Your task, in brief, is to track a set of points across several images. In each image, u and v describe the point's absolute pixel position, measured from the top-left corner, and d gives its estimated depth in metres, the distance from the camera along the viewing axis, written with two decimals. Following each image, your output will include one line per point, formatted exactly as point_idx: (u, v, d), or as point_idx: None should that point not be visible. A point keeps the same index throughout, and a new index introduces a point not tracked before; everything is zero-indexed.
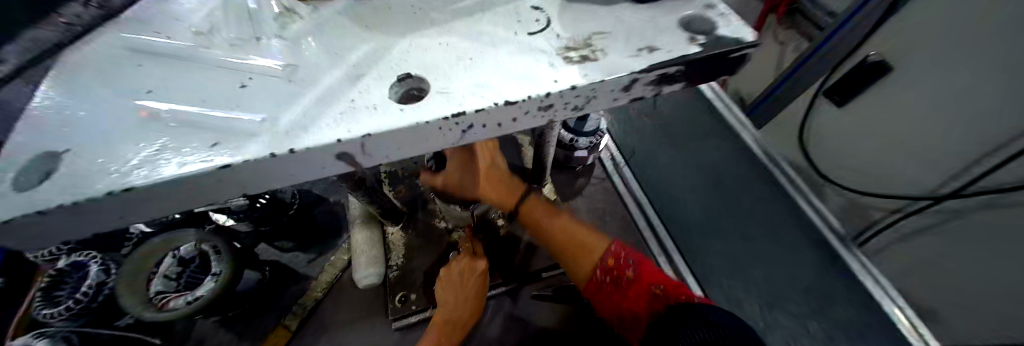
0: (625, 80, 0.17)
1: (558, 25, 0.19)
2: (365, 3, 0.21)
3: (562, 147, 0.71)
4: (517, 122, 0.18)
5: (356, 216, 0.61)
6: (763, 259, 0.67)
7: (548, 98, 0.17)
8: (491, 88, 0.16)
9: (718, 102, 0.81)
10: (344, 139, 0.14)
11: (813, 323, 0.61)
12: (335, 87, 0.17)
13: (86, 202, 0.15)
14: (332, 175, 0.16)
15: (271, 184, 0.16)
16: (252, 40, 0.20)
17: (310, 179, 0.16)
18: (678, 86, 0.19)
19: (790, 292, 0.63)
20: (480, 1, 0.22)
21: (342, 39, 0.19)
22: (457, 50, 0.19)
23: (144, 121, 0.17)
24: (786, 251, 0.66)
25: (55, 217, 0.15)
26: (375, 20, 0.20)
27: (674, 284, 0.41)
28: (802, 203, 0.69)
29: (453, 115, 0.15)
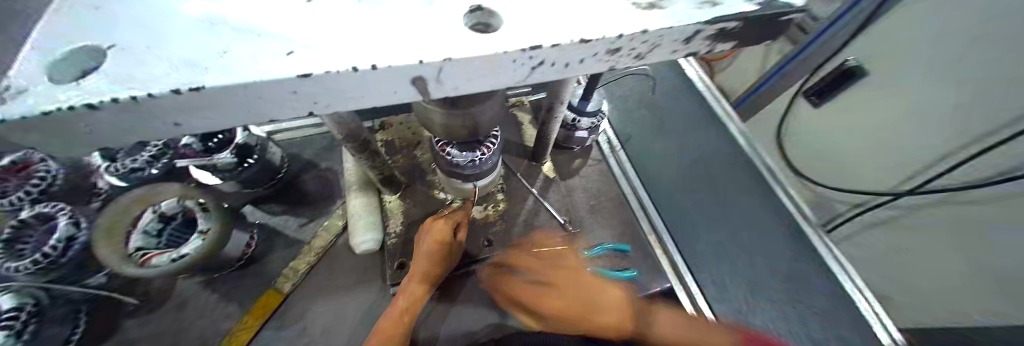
0: (689, 31, 0.18)
1: None
2: None
3: (563, 126, 0.73)
4: (582, 65, 0.18)
5: (352, 182, 0.65)
6: (747, 248, 0.71)
7: (620, 40, 0.17)
8: (564, 28, 0.17)
9: (709, 95, 0.88)
10: (426, 61, 0.15)
11: (788, 307, 0.66)
12: (405, 12, 0.17)
13: (148, 100, 0.14)
14: (398, 102, 0.17)
15: (337, 105, 0.16)
16: None
17: (377, 103, 0.17)
18: (729, 44, 0.20)
19: (770, 280, 0.68)
20: None
21: None
22: None
23: (200, 26, 0.16)
24: (767, 242, 0.71)
25: (106, 118, 0.14)
26: None
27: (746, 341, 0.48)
28: (777, 190, 0.76)
29: (530, 48, 0.16)
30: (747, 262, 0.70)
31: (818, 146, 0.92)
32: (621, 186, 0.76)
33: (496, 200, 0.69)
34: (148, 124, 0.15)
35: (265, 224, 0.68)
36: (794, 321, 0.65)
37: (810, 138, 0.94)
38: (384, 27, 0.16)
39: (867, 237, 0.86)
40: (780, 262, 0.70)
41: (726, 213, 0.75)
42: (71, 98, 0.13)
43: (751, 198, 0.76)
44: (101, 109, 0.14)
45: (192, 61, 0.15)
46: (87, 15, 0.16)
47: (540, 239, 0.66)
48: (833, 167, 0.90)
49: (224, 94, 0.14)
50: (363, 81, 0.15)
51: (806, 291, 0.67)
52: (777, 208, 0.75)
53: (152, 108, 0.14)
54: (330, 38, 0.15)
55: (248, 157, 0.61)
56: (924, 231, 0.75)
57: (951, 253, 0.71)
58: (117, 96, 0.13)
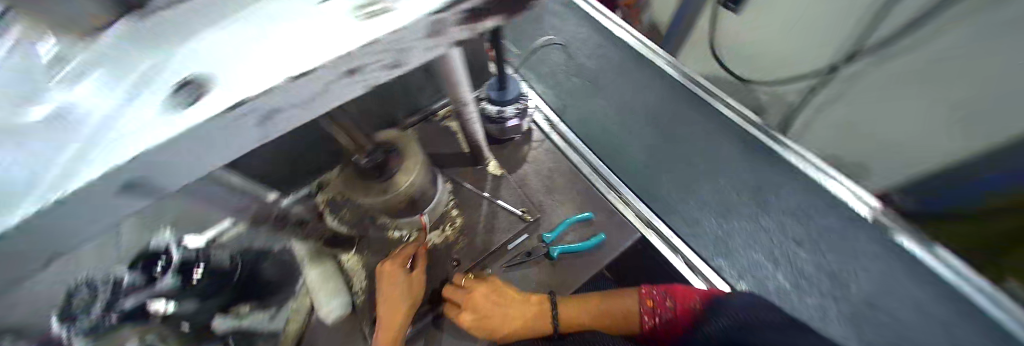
0: (426, 24, 0.16)
1: None
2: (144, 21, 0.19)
3: (492, 121, 0.71)
4: (328, 95, 0.17)
5: (303, 254, 0.62)
6: (708, 175, 0.71)
7: (352, 60, 0.16)
8: (279, 69, 0.15)
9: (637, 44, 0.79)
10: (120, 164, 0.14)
11: (764, 216, 0.66)
12: (114, 116, 0.16)
13: None
14: (156, 199, 0.17)
15: (86, 227, 0.16)
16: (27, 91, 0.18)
17: (125, 213, 0.16)
18: (496, 18, 0.19)
19: (740, 197, 0.68)
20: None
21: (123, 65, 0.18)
22: (239, 39, 0.17)
23: None
24: (726, 161, 0.71)
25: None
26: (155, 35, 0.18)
27: (677, 292, 0.51)
28: (720, 108, 0.72)
29: (237, 105, 0.15)
30: (712, 188, 0.70)
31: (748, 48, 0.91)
32: (570, 157, 0.76)
33: (451, 217, 0.68)
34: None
35: (241, 329, 0.61)
36: (771, 227, 0.65)
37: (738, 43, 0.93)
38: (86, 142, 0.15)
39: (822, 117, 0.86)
40: (744, 174, 0.69)
41: (678, 148, 0.75)
42: None
43: (699, 125, 0.76)
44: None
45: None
46: None
47: (505, 239, 0.65)
48: (766, 64, 0.90)
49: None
50: (76, 207, 0.14)
51: (777, 194, 0.67)
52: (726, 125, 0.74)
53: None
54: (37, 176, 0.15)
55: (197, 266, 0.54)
56: (869, 95, 0.76)
57: (906, 104, 0.72)
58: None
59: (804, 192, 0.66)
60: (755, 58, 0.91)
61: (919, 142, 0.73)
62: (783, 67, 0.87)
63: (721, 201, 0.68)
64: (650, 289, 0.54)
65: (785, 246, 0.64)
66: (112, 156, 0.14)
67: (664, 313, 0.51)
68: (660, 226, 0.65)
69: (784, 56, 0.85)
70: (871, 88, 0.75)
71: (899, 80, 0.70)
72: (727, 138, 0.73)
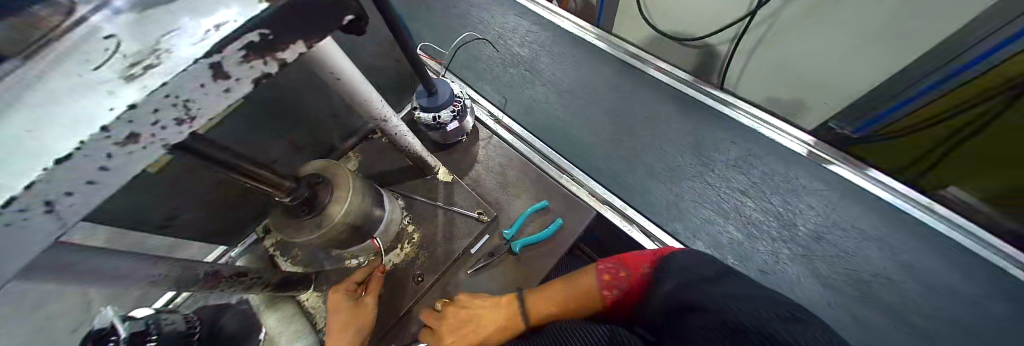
0: (202, 70, 0.15)
1: (127, 46, 0.17)
2: None
3: (430, 128, 0.69)
4: (119, 168, 0.16)
5: (257, 302, 0.61)
6: (654, 142, 0.72)
7: (117, 132, 0.14)
8: (39, 158, 0.14)
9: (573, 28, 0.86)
10: None
11: (710, 174, 0.67)
12: None
13: None
14: None
15: None
16: None
17: None
18: (303, 47, 0.18)
19: (686, 159, 0.69)
20: (33, 56, 0.17)
21: None
22: (3, 130, 0.15)
23: None
24: (666, 126, 0.73)
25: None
26: None
27: (631, 262, 0.52)
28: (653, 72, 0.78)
29: (5, 206, 0.13)
30: (658, 155, 0.71)
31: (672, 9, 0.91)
32: (519, 148, 0.75)
33: (408, 234, 0.66)
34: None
35: None
36: (720, 183, 0.66)
37: (661, 4, 0.92)
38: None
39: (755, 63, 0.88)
40: (685, 135, 0.71)
41: (623, 122, 0.75)
42: None
43: (637, 96, 0.77)
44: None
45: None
46: None
47: (466, 245, 0.64)
48: (693, 21, 0.90)
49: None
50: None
51: (718, 150, 0.69)
52: (662, 90, 0.76)
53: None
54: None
55: (149, 339, 0.47)
56: (790, 34, 0.77)
57: (820, 40, 0.73)
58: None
59: (744, 143, 0.68)
60: (682, 18, 0.91)
61: (839, 73, 0.76)
62: (709, 21, 0.87)
63: (669, 166, 0.70)
64: (604, 263, 0.54)
65: (734, 199, 0.65)
66: None
67: (622, 283, 0.51)
68: (612, 199, 0.66)
69: (705, 10, 0.85)
70: (792, 25, 0.75)
71: (813, 16, 0.71)
72: (666, 104, 0.74)
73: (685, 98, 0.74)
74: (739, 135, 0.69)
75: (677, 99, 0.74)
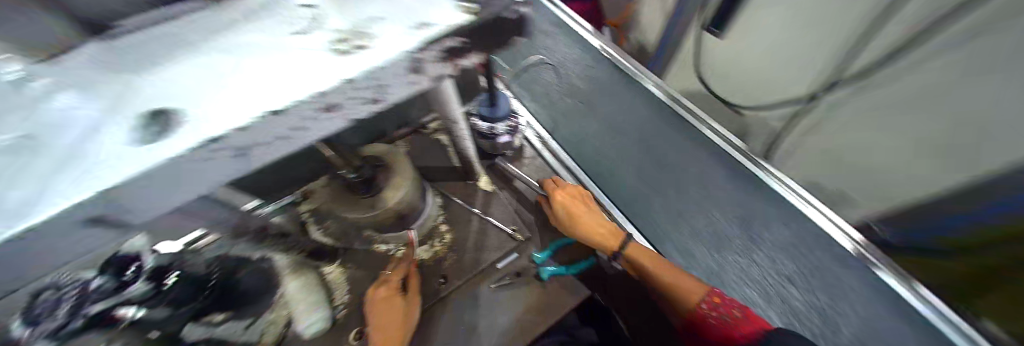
0: (404, 62, 0.16)
1: (327, 17, 0.18)
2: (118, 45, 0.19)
3: (483, 137, 0.71)
4: (305, 129, 0.16)
5: (283, 267, 0.61)
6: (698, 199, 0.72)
7: (325, 97, 0.15)
8: (246, 106, 0.15)
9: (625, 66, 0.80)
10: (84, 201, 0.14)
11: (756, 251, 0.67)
12: (82, 152, 0.16)
13: None
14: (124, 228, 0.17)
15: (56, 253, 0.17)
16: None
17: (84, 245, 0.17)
18: (474, 55, 0.19)
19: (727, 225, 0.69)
20: (243, 11, 0.19)
21: (90, 92, 0.18)
22: (203, 68, 0.17)
23: None
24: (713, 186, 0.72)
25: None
26: (127, 63, 0.18)
27: None
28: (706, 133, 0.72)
29: (206, 141, 0.14)
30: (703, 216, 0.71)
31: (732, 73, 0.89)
32: (560, 174, 0.78)
33: (440, 232, 0.68)
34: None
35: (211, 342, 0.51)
36: (764, 262, 0.67)
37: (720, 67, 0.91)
38: (50, 175, 0.15)
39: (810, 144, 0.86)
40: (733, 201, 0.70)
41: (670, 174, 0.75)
42: None
43: None
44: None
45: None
46: None
47: (495, 257, 0.65)
48: (748, 91, 0.89)
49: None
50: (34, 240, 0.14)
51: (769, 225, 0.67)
52: None
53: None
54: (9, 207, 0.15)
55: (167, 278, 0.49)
56: (849, 123, 0.76)
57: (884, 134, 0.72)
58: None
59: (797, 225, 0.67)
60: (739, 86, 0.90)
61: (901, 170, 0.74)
62: (767, 94, 0.86)
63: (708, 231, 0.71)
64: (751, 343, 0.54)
65: (776, 283, 0.66)
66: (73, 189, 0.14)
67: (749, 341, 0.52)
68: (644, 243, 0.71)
69: (764, 82, 0.85)
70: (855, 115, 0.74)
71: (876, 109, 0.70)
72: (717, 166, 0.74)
73: None
74: None
75: None
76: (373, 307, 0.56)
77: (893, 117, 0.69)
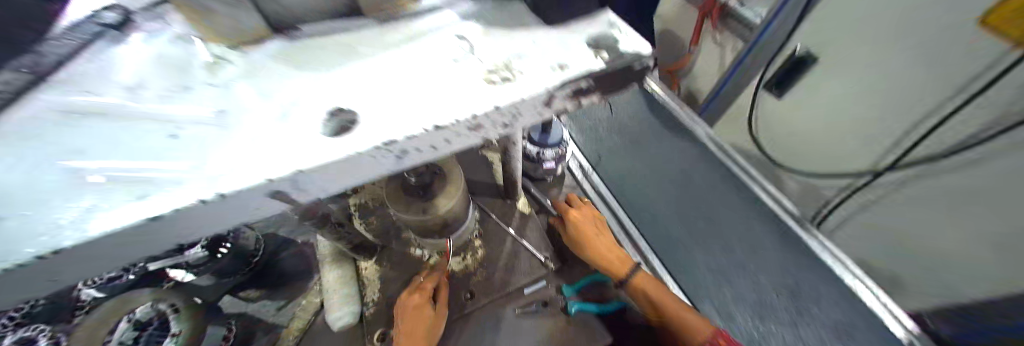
0: (543, 96, 0.19)
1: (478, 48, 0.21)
2: (296, 43, 0.22)
3: (530, 160, 0.73)
4: (451, 143, 0.19)
5: (325, 254, 0.65)
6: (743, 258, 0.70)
7: (476, 119, 0.18)
8: (417, 117, 0.18)
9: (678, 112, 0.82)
10: (275, 179, 0.16)
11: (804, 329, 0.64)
12: (264, 132, 0.18)
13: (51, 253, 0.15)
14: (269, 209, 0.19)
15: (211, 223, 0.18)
16: (182, 89, 0.20)
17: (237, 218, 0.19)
18: (594, 97, 0.21)
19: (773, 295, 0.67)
20: (407, 33, 0.22)
21: (270, 79, 0.20)
22: (375, 79, 0.20)
23: (72, 179, 0.17)
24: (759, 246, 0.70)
25: (19, 274, 0.15)
26: (306, 61, 0.21)
27: None
28: (756, 190, 0.73)
29: (385, 144, 0.17)
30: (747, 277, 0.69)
31: (787, 134, 0.89)
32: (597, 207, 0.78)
33: (474, 247, 0.69)
34: (78, 265, 0.17)
35: (243, 313, 0.66)
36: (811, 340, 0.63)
37: (776, 126, 0.90)
38: (242, 149, 0.17)
39: (863, 218, 0.83)
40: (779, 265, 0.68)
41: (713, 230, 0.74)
42: None
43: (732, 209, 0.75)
44: (12, 270, 0.15)
45: (102, 204, 0.16)
46: None
47: (526, 281, 0.65)
48: (804, 154, 0.88)
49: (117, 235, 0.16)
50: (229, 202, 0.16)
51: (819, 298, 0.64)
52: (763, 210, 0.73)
53: (74, 255, 0.16)
54: (213, 169, 0.17)
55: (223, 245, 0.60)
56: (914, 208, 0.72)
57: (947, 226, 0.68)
58: (9, 263, 0.15)
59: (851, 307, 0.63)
60: (795, 147, 0.89)
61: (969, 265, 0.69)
62: (825, 162, 0.84)
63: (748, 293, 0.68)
64: None
65: None
66: (261, 166, 0.16)
67: None
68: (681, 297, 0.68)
69: (821, 148, 0.83)
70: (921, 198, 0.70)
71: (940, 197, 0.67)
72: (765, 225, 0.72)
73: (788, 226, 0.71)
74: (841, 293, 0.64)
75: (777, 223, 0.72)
76: (404, 313, 0.56)
77: (962, 211, 0.65)
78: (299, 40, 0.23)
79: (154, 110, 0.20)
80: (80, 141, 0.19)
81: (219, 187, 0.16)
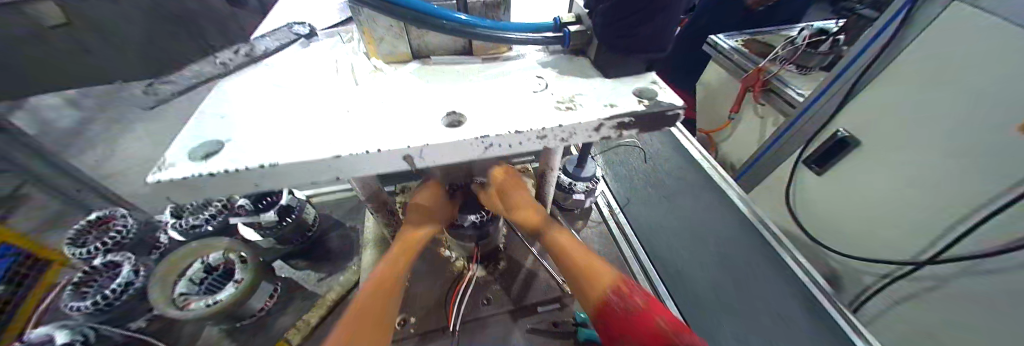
0: (557, 133, 0.26)
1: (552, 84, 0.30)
2: (427, 67, 0.32)
3: (562, 189, 0.78)
4: (566, 138, 0.27)
5: (370, 238, 0.72)
6: (746, 291, 0.74)
7: (566, 125, 0.26)
8: (508, 124, 0.25)
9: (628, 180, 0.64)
10: (472, 156, 0.26)
11: None
12: (393, 100, 0.27)
13: (269, 166, 0.23)
14: (395, 170, 0.25)
15: (344, 173, 0.24)
16: (316, 79, 0.30)
17: (385, 168, 0.25)
18: (634, 131, 0.28)
19: (773, 332, 0.68)
20: (608, 84, 0.30)
21: (414, 75, 0.31)
22: (450, 77, 0.31)
23: (267, 128, 0.26)
24: (759, 281, 0.75)
25: (249, 174, 0.23)
26: (427, 69, 0.32)
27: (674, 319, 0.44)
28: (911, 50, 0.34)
29: (517, 130, 0.25)
30: (750, 314, 0.70)
31: None
32: (619, 246, 0.79)
33: (498, 258, 0.74)
34: (272, 178, 0.24)
35: (291, 278, 0.75)
36: None
37: None
38: (364, 111, 0.26)
39: (890, 320, 0.81)
40: (781, 292, 0.73)
41: (704, 262, 0.79)
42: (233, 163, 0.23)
43: (684, 242, 0.83)
44: (265, 169, 0.23)
45: (277, 142, 0.24)
46: (217, 121, 0.27)
47: (543, 298, 0.68)
48: None
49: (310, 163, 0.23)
50: (366, 158, 0.23)
51: (820, 341, 0.67)
52: (717, 245, 0.81)
53: (274, 170, 0.23)
54: (325, 135, 0.24)
55: (286, 216, 0.70)
56: None
57: (793, 283, 0.74)
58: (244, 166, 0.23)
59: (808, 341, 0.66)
60: None
61: (974, 283, 0.65)
62: None
63: None
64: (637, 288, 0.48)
65: None
66: (391, 118, 0.26)
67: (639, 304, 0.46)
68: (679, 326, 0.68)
69: None
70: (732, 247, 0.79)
71: None
72: (757, 276, 0.75)
73: (791, 275, 0.75)
74: (808, 334, 0.67)
75: (786, 275, 0.75)
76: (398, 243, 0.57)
77: None
78: (431, 66, 0.32)
79: (321, 93, 0.28)
80: (277, 106, 0.28)
81: (333, 151, 0.23)
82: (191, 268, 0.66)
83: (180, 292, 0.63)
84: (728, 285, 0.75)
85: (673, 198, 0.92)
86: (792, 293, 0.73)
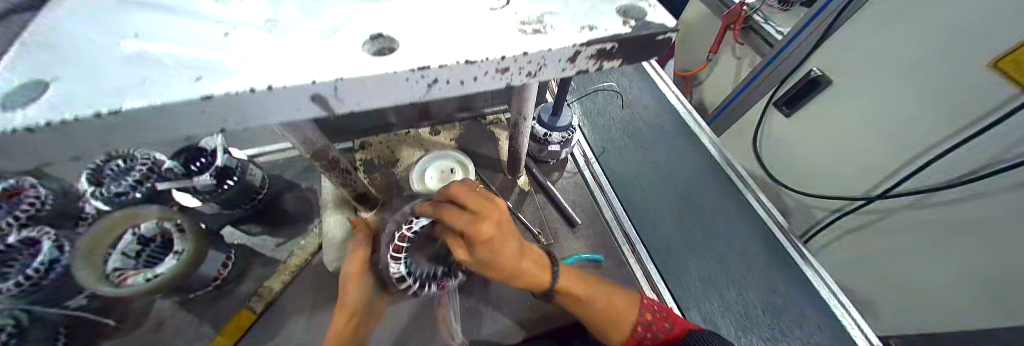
0: (522, 66, 0.20)
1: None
2: None
3: (536, 141, 0.74)
4: (533, 72, 0.21)
5: (328, 200, 0.65)
6: (715, 234, 0.76)
7: (532, 54, 0.20)
8: (455, 52, 0.19)
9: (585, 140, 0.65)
10: (409, 96, 0.20)
11: (755, 297, 0.69)
12: (296, 20, 0.20)
13: (107, 115, 0.16)
14: (305, 117, 0.19)
15: (237, 121, 0.18)
16: None
17: (287, 115, 0.19)
18: (616, 61, 0.23)
19: (738, 270, 0.72)
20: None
21: None
22: None
23: (112, 62, 0.18)
24: (727, 224, 0.77)
25: (86, 127, 0.16)
26: None
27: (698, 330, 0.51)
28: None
29: (468, 60, 0.19)
30: (717, 255, 0.73)
31: None
32: (595, 195, 0.77)
33: None
34: (131, 131, 0.17)
35: (245, 244, 0.69)
36: (764, 320, 0.66)
37: None
38: (255, 36, 0.19)
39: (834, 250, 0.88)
40: (746, 233, 0.76)
41: (677, 208, 0.80)
42: (55, 111, 0.16)
43: (658, 189, 0.83)
44: (105, 118, 0.16)
45: (123, 81, 0.17)
46: (41, 55, 0.19)
47: None
48: None
49: (176, 108, 0.16)
50: (254, 99, 0.17)
51: (778, 275, 0.71)
52: (689, 192, 0.82)
53: (124, 120, 0.16)
54: (195, 69, 0.17)
55: (227, 179, 0.62)
56: None
57: (758, 225, 0.77)
58: (69, 116, 0.15)
59: (767, 277, 0.71)
60: None
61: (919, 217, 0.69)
62: None
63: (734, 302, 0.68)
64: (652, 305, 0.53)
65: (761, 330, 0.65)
66: (293, 45, 0.19)
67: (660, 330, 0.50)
68: (652, 269, 0.70)
69: None
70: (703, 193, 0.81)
71: None
72: (725, 219, 0.78)
73: (757, 217, 0.78)
74: (768, 270, 0.72)
75: (751, 217, 0.78)
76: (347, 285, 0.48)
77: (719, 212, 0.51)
78: None
79: (194, 12, 0.20)
80: (129, 30, 0.20)
81: (202, 90, 0.16)
82: (124, 238, 0.56)
83: (114, 267, 0.54)
84: (698, 229, 0.77)
85: (649, 145, 0.91)
86: (756, 234, 0.76)
